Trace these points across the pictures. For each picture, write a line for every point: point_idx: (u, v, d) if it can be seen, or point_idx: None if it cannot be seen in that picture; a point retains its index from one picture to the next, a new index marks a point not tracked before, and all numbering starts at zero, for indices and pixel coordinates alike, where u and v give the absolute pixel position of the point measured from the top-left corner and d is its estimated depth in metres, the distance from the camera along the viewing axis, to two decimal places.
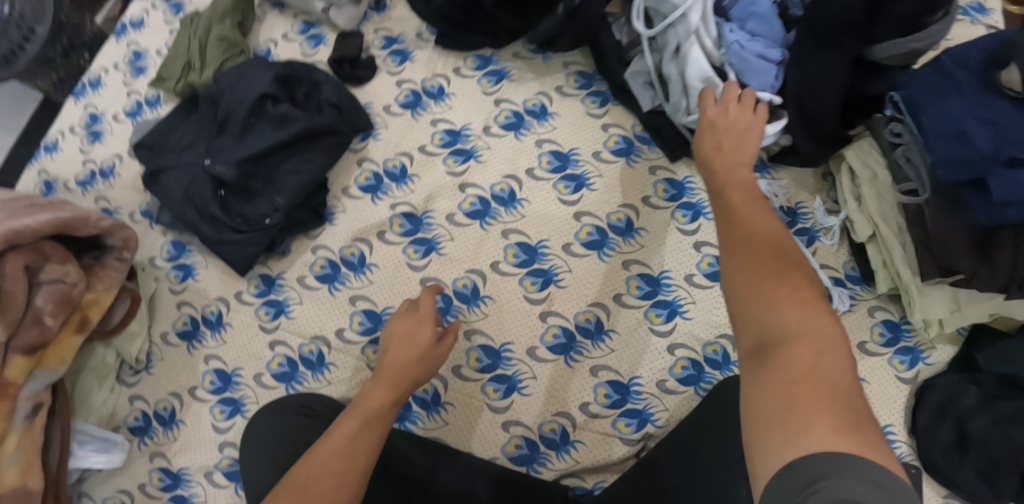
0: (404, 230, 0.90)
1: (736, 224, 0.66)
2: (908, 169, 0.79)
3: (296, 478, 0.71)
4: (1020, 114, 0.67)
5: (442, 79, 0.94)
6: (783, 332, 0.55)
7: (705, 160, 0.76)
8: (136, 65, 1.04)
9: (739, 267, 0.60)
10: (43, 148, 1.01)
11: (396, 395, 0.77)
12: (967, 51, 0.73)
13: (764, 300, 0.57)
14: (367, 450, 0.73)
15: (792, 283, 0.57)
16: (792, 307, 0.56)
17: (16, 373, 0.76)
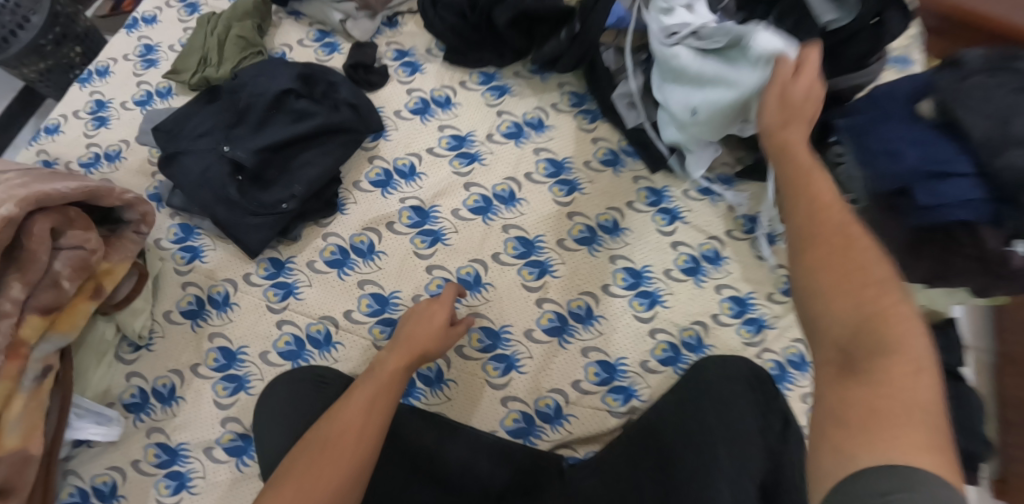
0: (412, 222, 0.97)
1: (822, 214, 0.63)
2: (851, 183, 0.93)
3: (318, 436, 0.74)
4: (938, 137, 0.84)
5: (449, 90, 1.04)
6: (868, 340, 0.55)
7: (784, 147, 0.70)
8: (146, 58, 1.08)
9: (837, 262, 0.59)
10: (43, 129, 1.03)
11: (412, 367, 0.82)
12: (894, 89, 0.90)
13: (863, 295, 0.56)
14: (383, 409, 0.77)
15: (881, 289, 0.57)
16: (880, 317, 0.55)
17: (28, 332, 0.76)
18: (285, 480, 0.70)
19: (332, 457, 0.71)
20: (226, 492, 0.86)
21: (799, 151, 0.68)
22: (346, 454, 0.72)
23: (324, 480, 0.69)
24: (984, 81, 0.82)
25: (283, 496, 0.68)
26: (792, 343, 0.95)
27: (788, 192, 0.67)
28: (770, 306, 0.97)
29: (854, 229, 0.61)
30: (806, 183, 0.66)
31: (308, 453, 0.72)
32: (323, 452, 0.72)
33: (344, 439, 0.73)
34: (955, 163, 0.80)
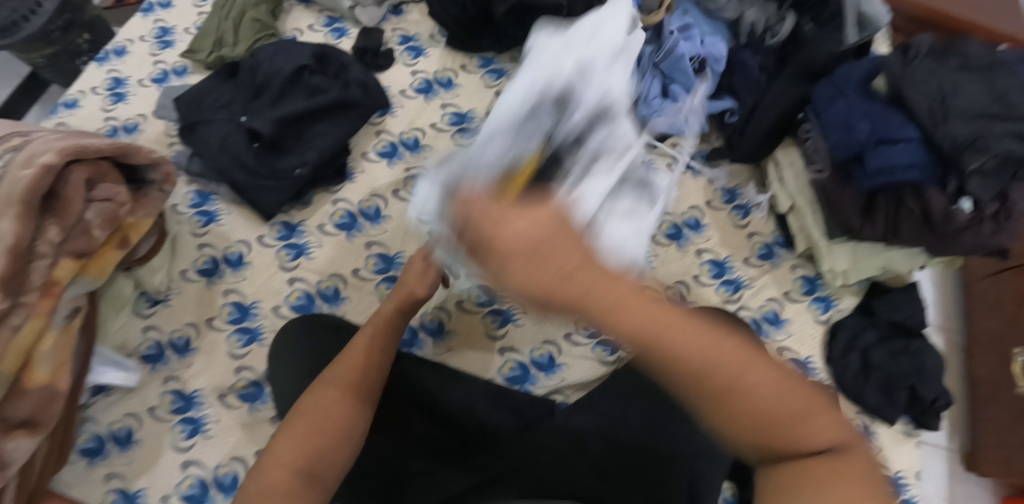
0: (416, 189, 1.04)
1: (666, 342, 0.53)
2: (816, 155, 1.03)
3: (326, 379, 0.74)
4: (889, 110, 0.94)
5: (450, 72, 1.13)
6: (751, 408, 0.53)
7: (491, 245, 0.57)
8: (162, 39, 1.13)
9: (660, 311, 0.54)
10: (61, 104, 1.05)
11: (405, 311, 0.84)
12: (851, 72, 1.00)
13: (713, 365, 0.53)
14: (385, 349, 0.78)
15: (713, 343, 0.54)
16: (742, 378, 0.53)
17: (61, 273, 0.82)
18: (295, 422, 0.70)
19: (342, 397, 0.72)
20: (243, 434, 0.91)
21: (564, 234, 0.55)
22: (353, 393, 0.72)
23: (334, 416, 0.70)
24: (928, 63, 0.93)
25: (296, 435, 0.68)
26: (766, 301, 1.04)
27: (620, 339, 0.54)
28: (745, 269, 1.06)
29: (660, 314, 0.54)
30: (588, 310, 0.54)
31: (315, 395, 0.72)
32: (330, 393, 0.72)
33: (346, 379, 0.74)
34: (901, 132, 0.91)
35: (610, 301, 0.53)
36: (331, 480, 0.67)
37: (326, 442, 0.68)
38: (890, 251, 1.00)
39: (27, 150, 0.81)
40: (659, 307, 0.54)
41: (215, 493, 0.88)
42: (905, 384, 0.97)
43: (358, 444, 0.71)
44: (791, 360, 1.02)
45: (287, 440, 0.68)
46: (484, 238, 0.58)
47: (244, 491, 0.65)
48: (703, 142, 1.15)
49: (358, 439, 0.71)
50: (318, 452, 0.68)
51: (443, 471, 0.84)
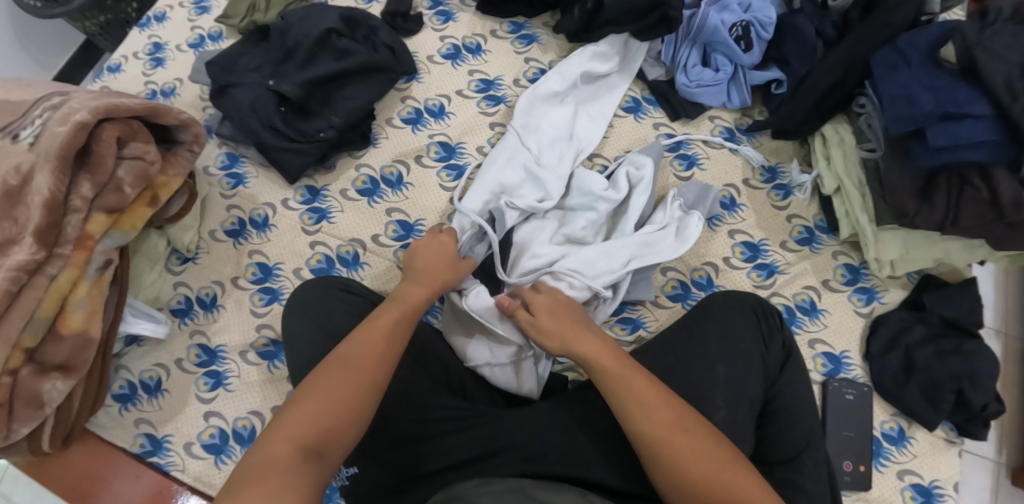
0: (439, 156, 1.03)
1: (644, 407, 0.70)
2: (869, 132, 0.95)
3: (338, 358, 0.74)
4: (956, 83, 0.83)
5: (480, 38, 1.09)
6: (713, 465, 0.67)
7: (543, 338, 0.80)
8: (200, 4, 1.14)
9: (669, 428, 0.69)
10: (105, 68, 1.09)
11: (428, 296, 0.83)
12: (917, 36, 0.88)
13: (680, 428, 0.69)
14: (404, 332, 0.79)
15: (689, 423, 0.69)
16: (703, 452, 0.67)
17: (94, 228, 0.86)
18: (301, 400, 0.70)
19: (355, 377, 0.72)
20: (261, 390, 0.95)
21: (609, 365, 0.74)
22: (363, 376, 0.73)
23: (341, 394, 0.70)
24: (1009, 30, 0.83)
25: (305, 410, 0.69)
26: (802, 289, 0.98)
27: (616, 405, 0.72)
28: (782, 254, 0.99)
29: (652, 397, 0.71)
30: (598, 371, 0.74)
31: (323, 374, 0.73)
32: (338, 372, 0.72)
33: (355, 358, 0.74)
34: (970, 106, 0.81)
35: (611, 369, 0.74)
36: (333, 457, 0.68)
37: (329, 420, 0.69)
38: (946, 240, 0.92)
39: (65, 106, 0.85)
40: (651, 387, 0.72)
41: (234, 444, 0.93)
42: (951, 387, 0.89)
43: (363, 425, 0.71)
44: (824, 353, 0.95)
45: (291, 418, 0.69)
46: (553, 330, 0.79)
47: (247, 461, 0.65)
48: (743, 115, 1.07)
49: (362, 418, 0.71)
50: (320, 429, 0.68)
51: (451, 438, 0.82)
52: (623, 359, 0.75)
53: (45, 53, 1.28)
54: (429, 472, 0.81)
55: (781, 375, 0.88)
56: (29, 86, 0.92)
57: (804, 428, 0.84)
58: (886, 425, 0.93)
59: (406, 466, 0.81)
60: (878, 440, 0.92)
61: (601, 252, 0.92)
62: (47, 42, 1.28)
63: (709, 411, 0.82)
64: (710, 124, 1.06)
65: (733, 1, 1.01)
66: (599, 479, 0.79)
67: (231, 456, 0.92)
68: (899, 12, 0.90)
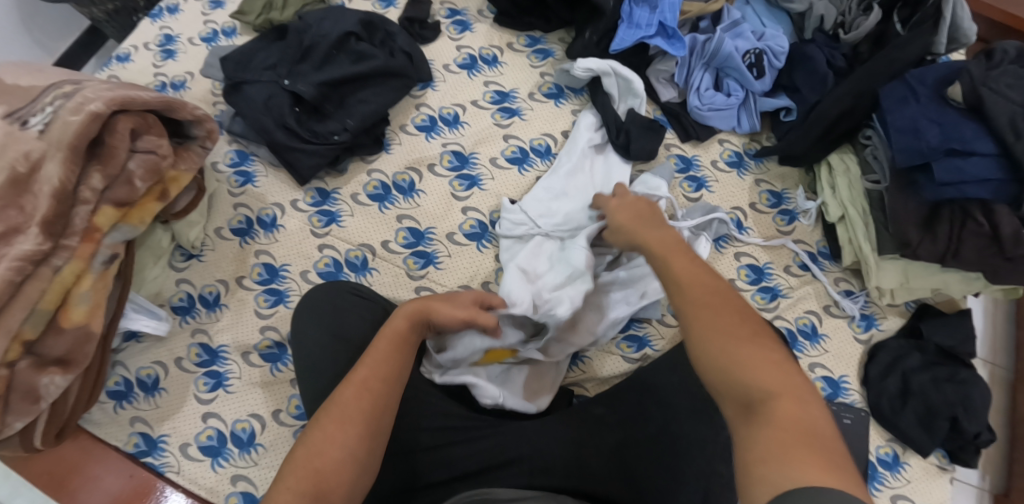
0: (452, 165, 1.03)
1: (684, 288, 0.67)
2: (875, 163, 0.98)
3: (334, 399, 0.70)
4: (963, 118, 0.87)
5: (496, 50, 1.10)
6: (736, 368, 0.60)
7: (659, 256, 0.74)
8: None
9: (732, 338, 0.62)
10: (115, 57, 1.07)
11: (416, 323, 0.77)
12: (925, 72, 0.92)
13: (748, 349, 0.61)
14: (394, 364, 0.73)
15: (738, 329, 0.63)
16: (741, 345, 0.61)
17: (102, 220, 0.85)
18: (301, 448, 0.67)
19: (343, 425, 0.68)
20: (261, 393, 0.94)
21: (694, 289, 0.67)
22: (355, 415, 0.69)
23: (341, 437, 0.67)
24: (1014, 71, 0.87)
25: (296, 459, 0.66)
26: (804, 313, 0.99)
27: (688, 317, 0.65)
28: (785, 278, 1.01)
29: (721, 298, 0.65)
30: (671, 262, 0.71)
31: (318, 419, 0.69)
32: (334, 416, 0.68)
33: (348, 397, 0.70)
34: (975, 143, 0.85)
35: (668, 257, 0.72)
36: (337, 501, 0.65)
37: (331, 467, 0.66)
38: (945, 271, 0.95)
39: (78, 95, 0.83)
40: (714, 286, 0.67)
41: (232, 446, 0.91)
42: (946, 414, 0.92)
43: (362, 458, 0.67)
44: (824, 377, 0.97)
45: (292, 470, 0.65)
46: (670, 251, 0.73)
47: None
48: (751, 140, 1.09)
49: (367, 459, 0.68)
50: (321, 473, 0.65)
51: (454, 448, 0.82)
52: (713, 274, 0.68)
53: (47, 36, 1.26)
54: (433, 482, 0.81)
55: None
56: (39, 71, 0.91)
57: None
58: (882, 449, 0.95)
59: (409, 476, 0.81)
60: (873, 465, 0.94)
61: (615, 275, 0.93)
62: (53, 27, 1.25)
63: (713, 431, 0.82)
64: (719, 147, 1.07)
65: (747, 29, 1.05)
66: (600, 493, 0.80)
67: (228, 459, 0.91)
68: (910, 47, 0.93)
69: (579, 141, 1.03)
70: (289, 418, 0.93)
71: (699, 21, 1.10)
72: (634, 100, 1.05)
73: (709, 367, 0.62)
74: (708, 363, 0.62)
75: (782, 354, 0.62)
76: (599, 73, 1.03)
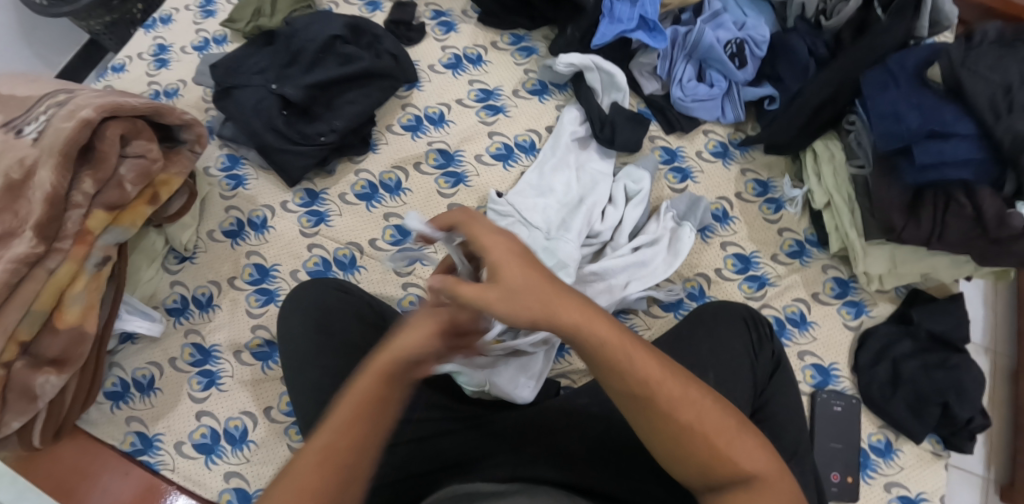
0: (438, 163, 1.04)
1: (645, 388, 0.63)
2: (859, 149, 0.98)
3: (291, 468, 0.60)
4: (942, 101, 0.86)
5: (481, 49, 1.12)
6: (716, 464, 0.64)
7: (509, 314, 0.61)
8: (205, 9, 1.15)
9: (673, 411, 0.64)
10: (110, 68, 1.10)
11: (394, 379, 0.61)
12: (905, 57, 0.91)
13: (694, 414, 0.64)
14: (368, 429, 0.61)
15: (716, 431, 0.64)
16: (719, 440, 0.64)
17: (94, 224, 0.87)
18: None
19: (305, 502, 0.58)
20: (254, 390, 0.95)
21: (610, 360, 0.63)
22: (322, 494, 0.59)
23: None
24: (992, 52, 0.86)
25: None
26: (793, 301, 0.99)
27: (623, 391, 0.64)
28: (773, 266, 1.01)
29: (687, 393, 0.64)
30: (620, 358, 0.63)
31: (272, 488, 0.60)
32: (292, 488, 0.59)
33: (310, 467, 0.59)
34: (956, 125, 0.84)
35: (619, 351, 0.63)
36: None
37: None
38: (933, 255, 0.94)
39: (71, 103, 0.86)
40: (675, 380, 0.64)
41: (225, 444, 0.93)
42: (935, 400, 0.92)
43: None
44: (813, 365, 0.97)
45: None
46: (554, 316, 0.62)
47: None
48: (736, 130, 1.09)
49: None
50: None
51: (442, 439, 0.83)
52: (667, 365, 0.65)
53: (49, 50, 1.30)
54: (421, 473, 0.82)
55: (768, 385, 0.89)
56: (36, 82, 0.94)
57: (793, 436, 0.85)
58: (874, 436, 0.94)
59: (397, 467, 0.82)
60: (865, 452, 0.93)
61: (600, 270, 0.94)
62: (52, 41, 1.29)
63: None
64: (704, 138, 1.07)
65: (728, 19, 1.05)
66: (590, 484, 0.80)
67: (222, 455, 0.92)
68: (889, 33, 0.93)
69: (564, 135, 1.04)
70: (281, 414, 0.95)
71: (681, 14, 1.10)
72: (619, 93, 1.05)
73: (680, 462, 0.65)
74: (681, 460, 0.65)
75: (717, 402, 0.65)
76: (582, 68, 1.04)
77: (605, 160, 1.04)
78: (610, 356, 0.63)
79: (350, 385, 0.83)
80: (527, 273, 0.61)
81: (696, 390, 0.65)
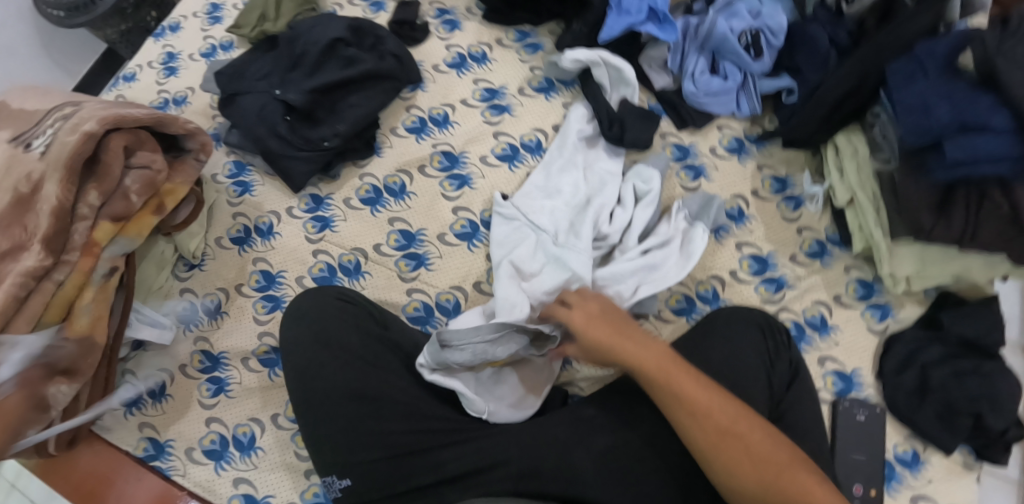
0: (442, 166, 1.02)
1: (690, 410, 0.69)
2: (884, 143, 0.92)
3: None
4: (976, 92, 0.79)
5: (486, 46, 1.09)
6: (768, 490, 0.66)
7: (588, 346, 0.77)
8: (213, 15, 1.16)
9: (721, 436, 0.68)
10: (121, 77, 1.11)
11: None
12: (935, 44, 0.83)
13: (740, 440, 0.68)
14: None
15: (766, 458, 0.67)
16: (769, 466, 0.67)
17: (100, 235, 0.88)
18: None
19: None
20: (261, 397, 0.96)
21: (663, 383, 0.71)
22: None
23: None
24: None
25: None
26: (813, 304, 0.95)
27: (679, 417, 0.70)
28: (791, 267, 0.96)
29: (735, 420, 0.69)
30: (671, 383, 0.71)
31: None
32: None
33: None
34: (990, 119, 0.77)
35: (667, 374, 0.72)
36: None
37: None
38: (965, 256, 0.89)
39: (75, 116, 0.87)
40: (723, 407, 0.70)
41: (234, 450, 0.93)
42: (969, 410, 0.86)
43: None
44: (834, 372, 0.92)
45: None
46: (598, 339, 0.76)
47: None
48: (753, 124, 1.05)
49: None
50: None
51: (441, 452, 0.81)
52: (715, 390, 0.71)
53: (68, 60, 1.33)
54: (420, 486, 0.81)
55: (786, 394, 0.85)
56: (45, 95, 0.95)
57: (810, 449, 0.81)
58: (900, 447, 0.89)
59: (398, 479, 0.81)
60: (891, 464, 0.88)
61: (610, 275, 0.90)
62: (72, 50, 1.33)
63: None
64: (719, 133, 1.03)
65: (742, 8, 1.00)
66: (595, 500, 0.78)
67: (230, 462, 0.93)
68: (913, 21, 0.86)
69: (572, 133, 1.01)
70: (287, 421, 0.95)
71: (693, 4, 1.07)
72: (627, 89, 1.02)
73: (734, 487, 0.68)
74: (735, 484, 0.68)
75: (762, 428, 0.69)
76: (589, 64, 1.01)
77: (614, 159, 1.01)
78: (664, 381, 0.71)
79: (355, 397, 0.83)
80: (601, 310, 0.79)
81: (742, 415, 0.70)
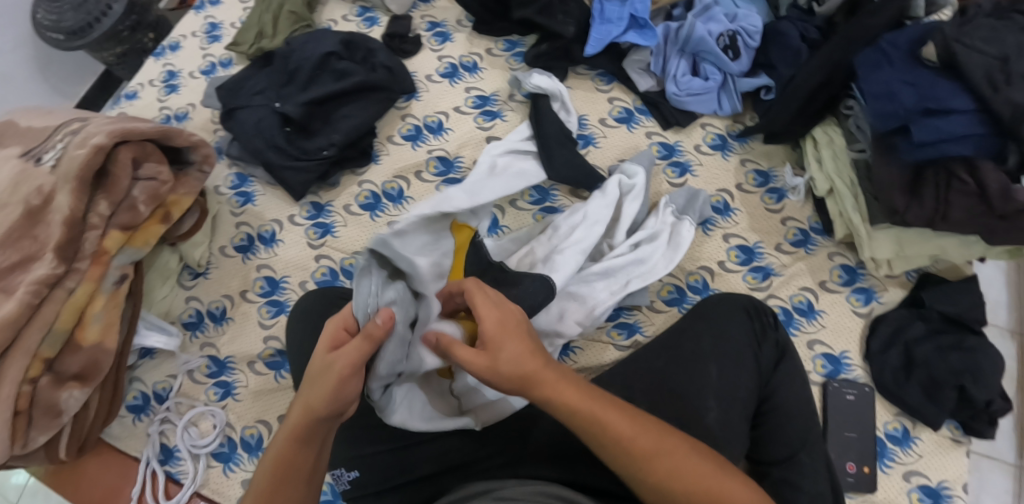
0: (438, 171, 1.06)
1: (622, 443, 0.66)
2: (859, 133, 0.97)
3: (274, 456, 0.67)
4: (938, 78, 0.84)
5: (476, 56, 1.14)
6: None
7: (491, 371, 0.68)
8: (211, 34, 1.21)
9: (652, 461, 0.66)
10: (123, 95, 1.16)
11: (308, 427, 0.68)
12: (897, 36, 0.89)
13: (664, 462, 0.66)
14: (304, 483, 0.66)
15: (694, 473, 0.65)
16: (698, 481, 0.65)
17: (109, 244, 0.91)
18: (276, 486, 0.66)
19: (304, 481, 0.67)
20: (267, 399, 0.98)
21: (588, 419, 0.67)
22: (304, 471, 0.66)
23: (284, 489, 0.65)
24: (988, 24, 0.82)
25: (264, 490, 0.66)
26: (799, 290, 0.98)
27: (604, 449, 0.67)
28: (777, 256, 1.00)
29: (667, 443, 0.67)
30: (597, 419, 0.67)
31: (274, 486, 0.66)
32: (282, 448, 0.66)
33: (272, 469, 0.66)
34: (952, 101, 0.82)
35: (590, 406, 0.68)
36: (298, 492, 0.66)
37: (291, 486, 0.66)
38: (940, 237, 0.92)
39: (83, 131, 0.90)
40: (651, 432, 0.67)
41: (242, 452, 0.95)
42: (952, 383, 0.89)
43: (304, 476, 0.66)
44: (823, 354, 0.95)
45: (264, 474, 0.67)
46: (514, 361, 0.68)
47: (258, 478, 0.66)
48: (734, 121, 1.09)
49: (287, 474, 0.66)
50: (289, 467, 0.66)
51: (445, 440, 0.84)
52: (637, 417, 0.68)
53: (67, 83, 1.38)
54: (424, 474, 0.82)
55: (774, 375, 0.87)
56: (52, 113, 0.98)
57: (799, 429, 0.83)
58: (890, 425, 0.92)
59: (403, 470, 0.82)
60: (882, 441, 0.91)
61: (605, 271, 0.94)
62: (69, 73, 1.38)
63: (700, 413, 0.82)
64: (702, 131, 1.08)
65: (719, 12, 1.06)
66: (593, 484, 0.80)
67: (239, 463, 0.95)
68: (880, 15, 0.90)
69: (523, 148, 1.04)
70: None
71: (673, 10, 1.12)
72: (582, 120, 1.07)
73: None
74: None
75: (689, 445, 0.67)
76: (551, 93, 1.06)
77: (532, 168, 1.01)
78: (589, 415, 0.67)
79: None
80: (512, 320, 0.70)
81: (670, 436, 0.68)
